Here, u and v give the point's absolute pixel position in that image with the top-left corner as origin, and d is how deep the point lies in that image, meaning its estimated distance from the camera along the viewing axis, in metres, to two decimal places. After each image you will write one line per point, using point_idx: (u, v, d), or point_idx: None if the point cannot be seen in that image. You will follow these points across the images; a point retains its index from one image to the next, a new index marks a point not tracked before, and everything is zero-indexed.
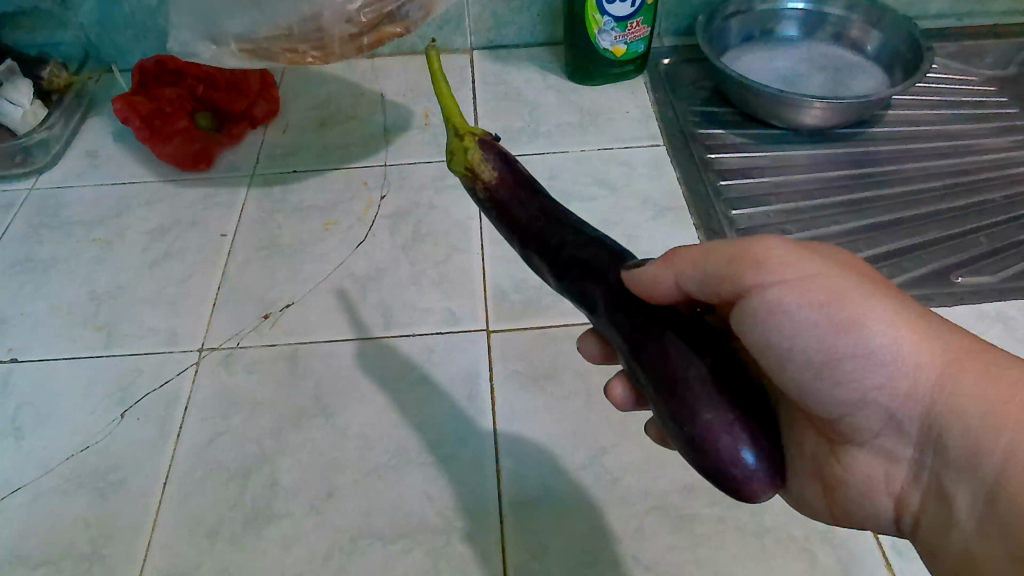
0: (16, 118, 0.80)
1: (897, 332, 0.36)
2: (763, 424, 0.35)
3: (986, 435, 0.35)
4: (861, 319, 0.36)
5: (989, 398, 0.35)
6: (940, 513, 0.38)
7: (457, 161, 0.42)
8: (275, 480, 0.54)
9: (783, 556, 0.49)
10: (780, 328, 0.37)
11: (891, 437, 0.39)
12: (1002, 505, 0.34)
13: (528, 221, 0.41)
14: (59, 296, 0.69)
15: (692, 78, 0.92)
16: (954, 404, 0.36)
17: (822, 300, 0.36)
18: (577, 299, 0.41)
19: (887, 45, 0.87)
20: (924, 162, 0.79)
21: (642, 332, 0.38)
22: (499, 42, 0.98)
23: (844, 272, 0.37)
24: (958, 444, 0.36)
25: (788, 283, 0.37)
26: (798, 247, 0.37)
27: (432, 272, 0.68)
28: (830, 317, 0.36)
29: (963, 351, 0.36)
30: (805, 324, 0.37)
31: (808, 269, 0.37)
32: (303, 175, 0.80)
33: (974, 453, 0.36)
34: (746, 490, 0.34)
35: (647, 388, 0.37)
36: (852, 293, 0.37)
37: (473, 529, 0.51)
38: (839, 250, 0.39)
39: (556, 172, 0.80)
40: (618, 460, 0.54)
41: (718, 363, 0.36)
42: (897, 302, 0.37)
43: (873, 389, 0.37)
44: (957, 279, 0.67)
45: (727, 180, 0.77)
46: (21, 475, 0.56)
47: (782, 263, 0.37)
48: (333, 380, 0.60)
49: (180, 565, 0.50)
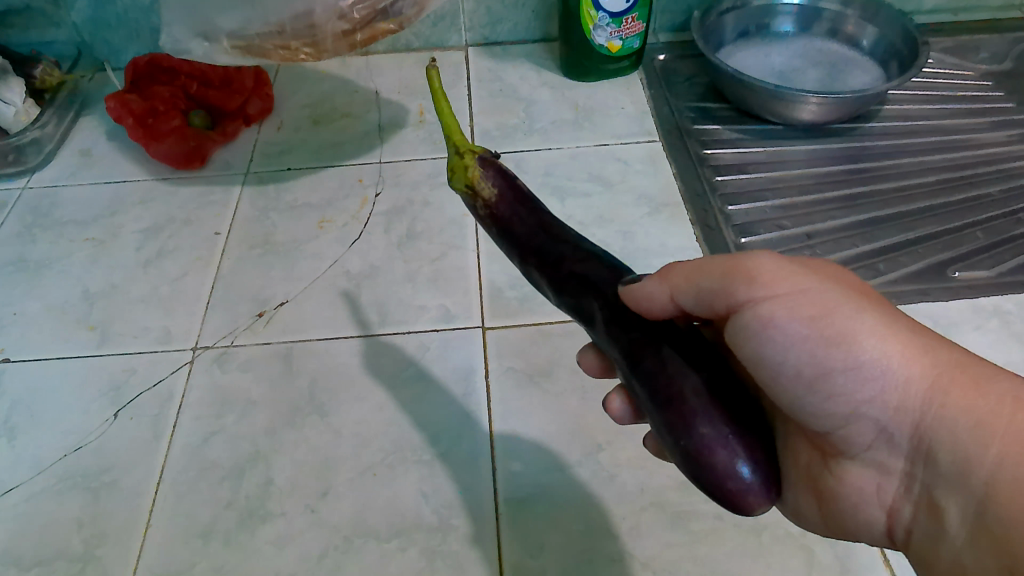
0: (9, 116, 0.80)
1: (888, 346, 0.36)
2: (758, 436, 0.34)
3: (975, 447, 0.34)
4: (851, 333, 0.36)
5: (977, 410, 0.35)
6: (930, 525, 0.37)
7: (457, 179, 0.43)
8: (269, 479, 0.54)
9: (779, 554, 0.49)
10: (773, 342, 0.37)
11: (883, 449, 0.39)
12: (989, 517, 0.34)
13: (527, 235, 0.41)
14: (53, 295, 0.68)
15: (689, 74, 0.92)
16: (944, 418, 0.35)
17: (813, 314, 0.36)
18: (576, 313, 0.40)
19: (882, 39, 0.87)
20: (920, 157, 0.79)
21: (639, 346, 0.37)
22: (493, 38, 0.98)
23: (834, 284, 0.37)
24: (948, 455, 0.35)
25: (781, 296, 0.36)
26: (788, 261, 0.37)
27: (427, 269, 0.68)
28: (820, 332, 0.36)
29: (953, 366, 0.36)
30: (797, 338, 0.36)
31: (800, 283, 0.37)
32: (297, 173, 0.80)
33: (965, 465, 0.35)
34: (743, 504, 0.34)
35: (644, 401, 0.37)
36: (843, 307, 0.36)
37: (468, 527, 0.51)
38: (831, 264, 0.39)
39: (551, 168, 0.79)
40: (614, 457, 0.54)
41: (713, 377, 0.35)
42: (887, 315, 0.37)
43: (864, 402, 0.37)
44: (953, 274, 0.67)
45: (722, 176, 0.77)
46: (13, 475, 0.55)
47: (774, 276, 0.37)
48: (328, 378, 0.60)
49: (175, 565, 0.50)
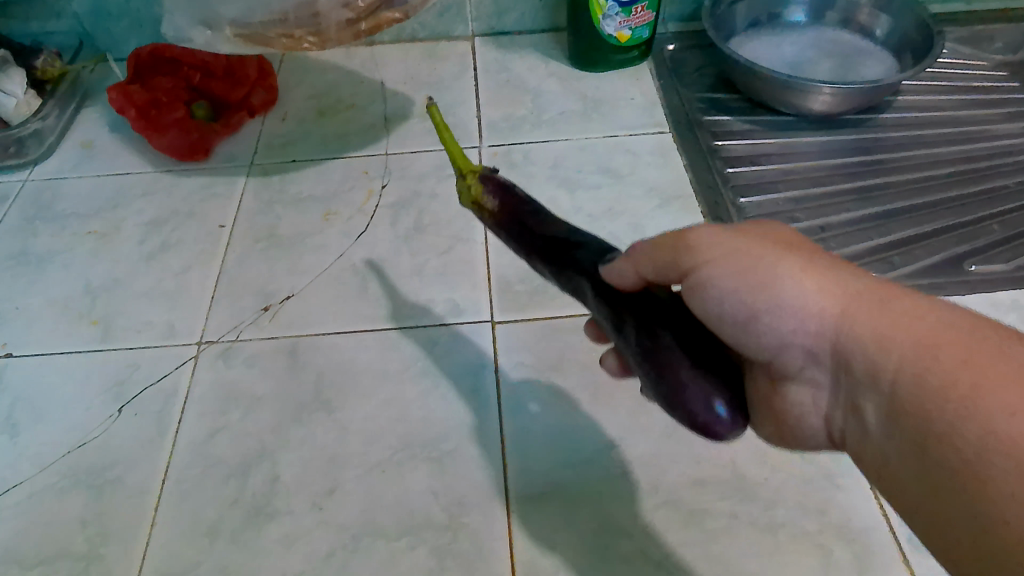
0: (9, 109, 0.79)
1: (801, 280, 0.34)
2: (728, 378, 0.36)
3: (882, 357, 0.31)
4: (767, 277, 0.35)
5: (887, 324, 0.31)
6: (869, 457, 0.34)
7: (464, 200, 0.46)
8: (275, 476, 0.53)
9: (795, 553, 0.48)
10: (710, 299, 0.36)
11: (822, 387, 0.36)
12: (903, 428, 0.30)
13: (525, 232, 0.43)
14: (55, 289, 0.67)
15: (698, 64, 0.90)
16: (856, 336, 0.32)
17: (735, 266, 0.35)
18: (574, 294, 0.43)
19: (897, 29, 0.86)
20: (934, 148, 0.78)
21: (622, 314, 0.39)
22: (500, 28, 0.96)
23: (755, 239, 0.36)
24: (862, 373, 0.32)
25: (715, 258, 0.36)
26: (724, 231, 0.37)
27: (435, 263, 0.67)
28: (742, 280, 0.35)
29: (866, 288, 0.33)
30: (726, 290, 0.36)
31: (732, 246, 0.36)
32: (301, 165, 0.79)
33: (878, 377, 0.31)
34: (719, 436, 0.35)
35: (634, 362, 0.39)
36: (762, 255, 0.35)
37: (478, 526, 0.50)
38: (770, 226, 0.38)
39: (560, 160, 0.78)
40: (627, 453, 0.53)
41: (687, 334, 0.37)
42: (806, 257, 0.35)
43: (788, 337, 0.35)
44: (969, 267, 0.65)
45: (734, 168, 0.76)
46: (16, 472, 0.54)
47: (705, 245, 0.37)
48: (334, 373, 0.59)
49: (180, 564, 0.49)
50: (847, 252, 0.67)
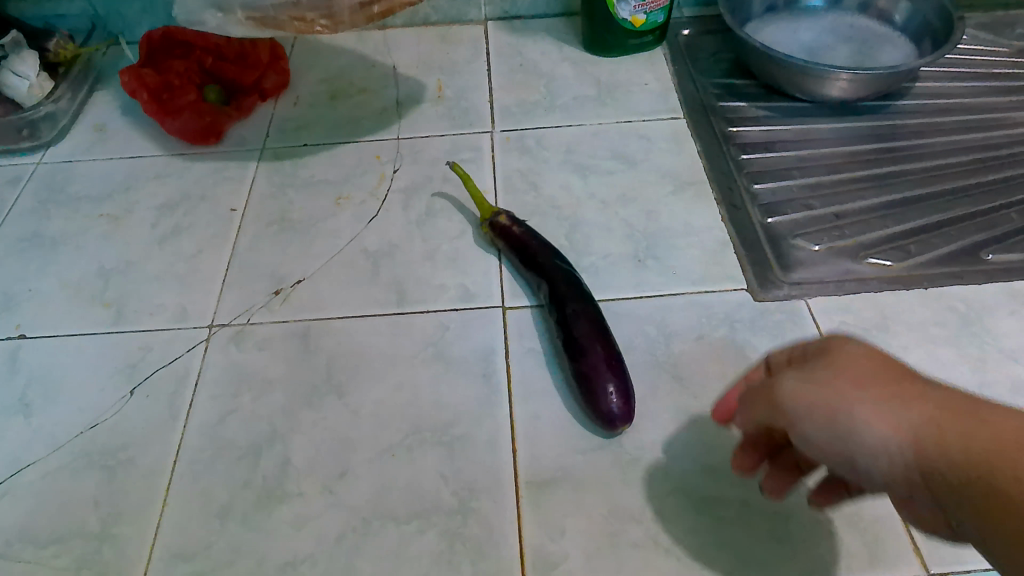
0: (22, 91, 0.80)
1: (869, 410, 0.33)
2: None
3: (957, 472, 0.30)
4: (838, 413, 0.34)
5: (965, 449, 0.30)
6: None
7: None
8: (286, 459, 0.53)
9: (806, 541, 0.47)
10: (795, 426, 0.37)
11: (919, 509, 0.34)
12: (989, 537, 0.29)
13: None
14: (69, 272, 0.68)
15: (714, 50, 0.89)
16: (930, 470, 0.31)
17: (812, 409, 0.35)
18: None
19: (916, 15, 0.84)
20: (951, 136, 0.76)
21: None
22: (513, 13, 0.96)
23: (830, 372, 0.36)
24: (942, 489, 0.31)
25: (801, 416, 0.36)
26: (800, 376, 0.37)
27: (446, 248, 0.67)
28: (818, 411, 0.35)
29: (941, 415, 0.32)
30: (806, 420, 0.36)
31: (801, 400, 0.36)
32: (313, 149, 0.78)
33: (961, 495, 0.30)
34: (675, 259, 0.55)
35: None
36: (834, 395, 0.35)
37: (489, 510, 0.50)
38: (856, 345, 0.37)
39: (573, 146, 0.78)
40: (638, 440, 0.53)
41: None
42: (877, 394, 0.34)
43: (865, 458, 0.34)
44: (987, 256, 0.64)
45: (748, 155, 0.75)
46: (29, 453, 0.55)
47: (788, 398, 0.36)
48: (345, 357, 0.59)
49: (192, 545, 0.49)
50: (862, 239, 0.66)
